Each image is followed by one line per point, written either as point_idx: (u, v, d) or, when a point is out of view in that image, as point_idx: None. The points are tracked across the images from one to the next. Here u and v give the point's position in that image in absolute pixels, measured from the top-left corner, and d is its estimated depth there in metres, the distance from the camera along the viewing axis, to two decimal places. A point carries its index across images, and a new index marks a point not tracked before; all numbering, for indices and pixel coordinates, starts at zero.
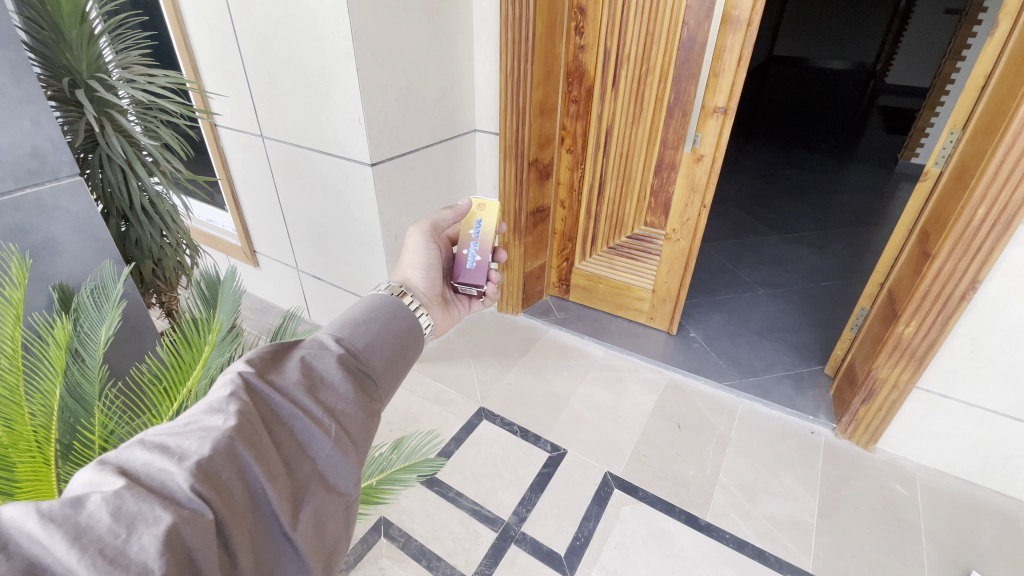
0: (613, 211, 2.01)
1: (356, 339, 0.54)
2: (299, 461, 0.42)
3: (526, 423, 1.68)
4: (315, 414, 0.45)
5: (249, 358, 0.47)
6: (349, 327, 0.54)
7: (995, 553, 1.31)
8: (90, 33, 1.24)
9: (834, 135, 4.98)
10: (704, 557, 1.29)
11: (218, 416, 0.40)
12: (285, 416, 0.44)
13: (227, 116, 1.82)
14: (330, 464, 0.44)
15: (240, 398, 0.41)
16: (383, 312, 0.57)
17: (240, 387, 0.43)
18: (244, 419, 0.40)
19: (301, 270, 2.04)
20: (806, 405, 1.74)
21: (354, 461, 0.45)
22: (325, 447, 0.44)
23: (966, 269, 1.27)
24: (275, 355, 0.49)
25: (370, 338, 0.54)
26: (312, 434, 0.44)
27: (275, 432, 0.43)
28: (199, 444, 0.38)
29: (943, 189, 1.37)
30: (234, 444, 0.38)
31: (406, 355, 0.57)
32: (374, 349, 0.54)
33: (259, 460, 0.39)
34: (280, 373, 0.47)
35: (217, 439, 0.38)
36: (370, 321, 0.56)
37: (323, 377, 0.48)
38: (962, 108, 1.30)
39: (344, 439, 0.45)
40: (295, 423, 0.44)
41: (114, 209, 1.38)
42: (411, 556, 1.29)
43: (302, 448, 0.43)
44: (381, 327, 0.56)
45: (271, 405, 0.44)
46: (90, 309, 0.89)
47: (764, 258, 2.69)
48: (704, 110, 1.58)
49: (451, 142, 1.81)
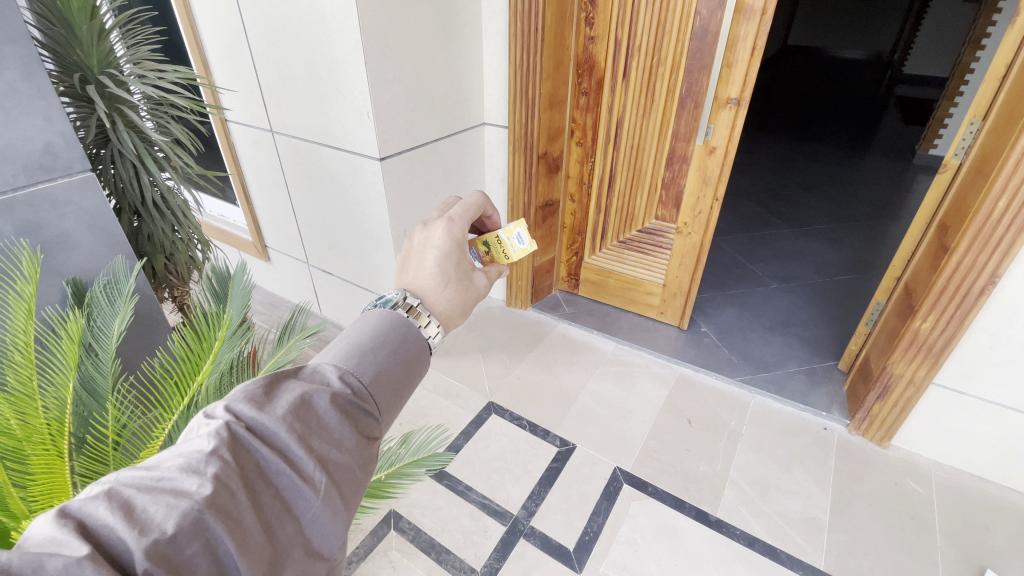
0: (623, 204, 1.98)
1: (363, 370, 0.49)
2: (282, 522, 0.39)
3: (534, 418, 1.68)
4: (303, 469, 0.41)
5: (236, 400, 0.42)
6: (354, 358, 0.50)
7: (1012, 552, 1.29)
8: (100, 28, 1.25)
9: (850, 126, 4.89)
10: (714, 554, 1.28)
11: (193, 479, 0.36)
12: (270, 471, 0.40)
13: (236, 111, 1.83)
14: (315, 526, 0.41)
15: (219, 458, 0.38)
16: (393, 337, 0.52)
17: (222, 442, 0.38)
18: (219, 486, 0.36)
19: (311, 264, 2.05)
20: (819, 401, 1.71)
21: (342, 521, 0.42)
22: (312, 507, 0.40)
23: (985, 263, 1.23)
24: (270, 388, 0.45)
25: (376, 371, 0.50)
26: (298, 492, 0.40)
27: (257, 491, 0.39)
28: (166, 514, 0.34)
29: (961, 181, 1.33)
30: (205, 517, 0.35)
31: (410, 385, 0.53)
32: (380, 382, 0.50)
33: (234, 531, 0.36)
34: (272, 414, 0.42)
35: (185, 512, 0.34)
36: (378, 348, 0.51)
37: (320, 421, 0.44)
38: (982, 98, 1.26)
39: (334, 497, 0.41)
40: (280, 480, 0.40)
41: (126, 205, 1.39)
42: (421, 549, 1.30)
43: (286, 508, 0.40)
44: (390, 356, 0.51)
45: (256, 459, 0.40)
46: (103, 304, 0.90)
47: (776, 252, 2.66)
48: (717, 102, 1.56)
49: (460, 135, 1.80)
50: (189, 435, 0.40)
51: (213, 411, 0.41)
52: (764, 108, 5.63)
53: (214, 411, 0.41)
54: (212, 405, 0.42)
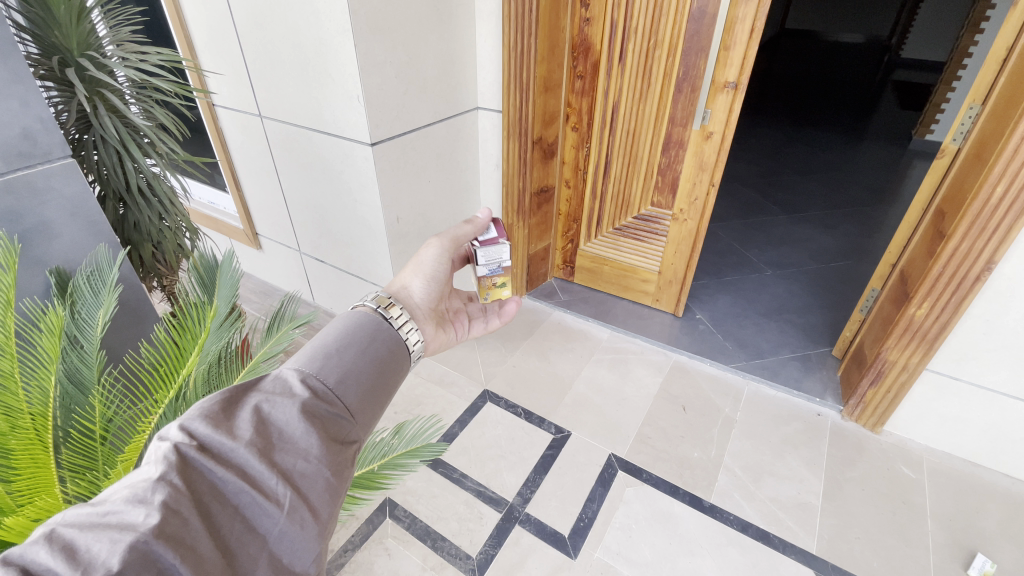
0: (619, 191, 1.96)
1: (327, 375, 0.52)
2: (244, 542, 0.40)
3: (530, 405, 1.68)
4: (264, 485, 0.42)
5: (189, 420, 0.44)
6: (318, 361, 0.52)
7: (1001, 536, 1.31)
8: (80, 8, 1.20)
9: (847, 111, 4.86)
10: (708, 539, 1.29)
11: (139, 509, 0.37)
12: (228, 491, 0.41)
13: (224, 95, 1.78)
14: (283, 541, 0.41)
15: (167, 483, 0.39)
16: (359, 339, 0.56)
17: (172, 467, 0.39)
18: (168, 514, 0.37)
19: (303, 253, 2.02)
20: (812, 387, 1.72)
21: (314, 533, 0.42)
22: (277, 522, 0.41)
23: (982, 249, 1.23)
24: (226, 406, 0.46)
25: (342, 372, 0.53)
26: (261, 509, 0.41)
27: (214, 514, 0.40)
28: (110, 550, 0.35)
29: (960, 166, 1.32)
30: (153, 547, 0.35)
31: (385, 379, 0.57)
32: (347, 383, 0.52)
33: (188, 558, 0.36)
34: (229, 432, 0.44)
35: (131, 545, 0.35)
36: (343, 349, 0.55)
37: (280, 433, 0.46)
38: (982, 81, 1.25)
39: (299, 509, 0.43)
40: (240, 498, 0.41)
41: (111, 192, 1.36)
42: (416, 536, 1.30)
43: (250, 527, 0.41)
44: (357, 355, 0.55)
45: (212, 480, 0.41)
46: (86, 293, 0.88)
47: (772, 238, 2.65)
48: (714, 85, 1.53)
49: (453, 120, 1.76)
50: (142, 464, 0.41)
51: (165, 434, 0.42)
52: (761, 93, 5.58)
53: (165, 433, 0.42)
54: (165, 427, 0.43)
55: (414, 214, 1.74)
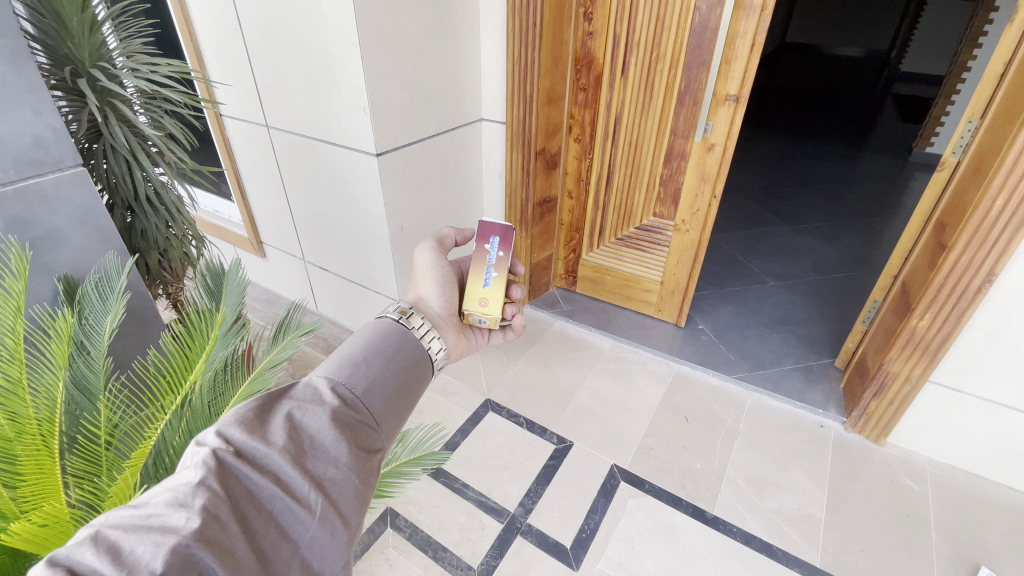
0: (621, 202, 1.97)
1: (354, 384, 0.54)
2: (278, 547, 0.41)
3: (532, 415, 1.67)
4: (297, 491, 0.44)
5: (225, 426, 0.45)
6: (347, 370, 0.55)
7: (1007, 550, 1.29)
8: (92, 20, 1.22)
9: (847, 124, 4.90)
10: (711, 551, 1.29)
11: (181, 513, 0.38)
12: (263, 497, 0.43)
13: (230, 106, 1.81)
14: (314, 547, 0.43)
15: (207, 488, 0.40)
16: (384, 349, 0.59)
17: (211, 471, 0.41)
18: (208, 518, 0.38)
19: (307, 261, 2.03)
20: (815, 399, 1.72)
21: (343, 540, 0.44)
22: (309, 529, 0.43)
23: (983, 260, 1.23)
24: (259, 413, 0.48)
25: (368, 382, 0.55)
26: (294, 515, 0.43)
27: (249, 518, 0.41)
28: (154, 552, 0.35)
29: (960, 179, 1.33)
30: (194, 551, 0.36)
31: (407, 389, 0.59)
32: (373, 392, 0.55)
33: (226, 562, 0.37)
34: (263, 439, 0.46)
35: (174, 548, 0.36)
36: (371, 358, 0.58)
37: (311, 441, 0.48)
38: (980, 96, 1.26)
39: (330, 515, 0.44)
40: (274, 504, 0.43)
41: (119, 201, 1.37)
42: (417, 547, 1.29)
43: (283, 532, 0.42)
44: (382, 364, 0.58)
45: (247, 486, 0.43)
46: (94, 300, 0.90)
47: (773, 249, 2.66)
48: (716, 98, 1.55)
49: (457, 131, 1.79)
50: (179, 468, 0.42)
51: (202, 440, 0.44)
52: (762, 105, 5.63)
53: (203, 439, 0.43)
54: (202, 433, 0.44)
55: (418, 223, 1.76)
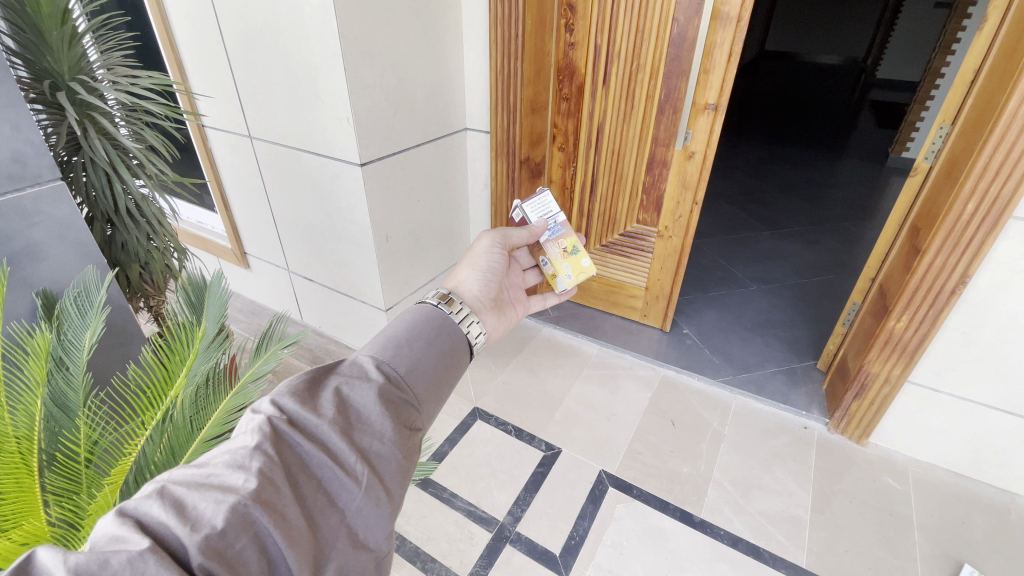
0: (605, 209, 1.97)
1: (397, 363, 0.55)
2: (326, 515, 0.42)
3: (520, 422, 1.68)
4: (344, 462, 0.44)
5: (279, 396, 0.47)
6: (391, 350, 0.56)
7: (987, 546, 1.32)
8: (72, 33, 1.21)
9: (826, 130, 5.01)
10: (699, 554, 1.30)
11: (239, 474, 0.40)
12: (313, 465, 0.44)
13: (213, 117, 1.80)
14: (359, 517, 0.43)
15: (263, 452, 0.41)
16: (427, 330, 0.59)
17: (266, 437, 0.42)
18: (264, 481, 0.40)
19: (292, 271, 2.02)
20: (799, 400, 1.75)
21: (386, 512, 0.44)
22: (356, 498, 0.43)
23: (956, 263, 1.27)
24: (310, 386, 0.49)
25: (411, 362, 0.56)
26: (342, 484, 0.43)
27: (301, 485, 0.42)
28: (215, 509, 0.37)
29: (931, 184, 1.37)
30: (251, 510, 0.38)
31: (448, 372, 0.59)
32: (415, 372, 0.55)
33: (280, 523, 0.38)
34: (314, 410, 0.46)
35: (233, 506, 0.37)
36: (413, 340, 0.58)
37: (358, 414, 0.48)
38: (950, 103, 1.31)
39: (375, 488, 0.44)
40: (323, 472, 0.44)
41: (99, 213, 1.36)
42: (405, 558, 1.28)
43: (331, 500, 0.43)
44: (425, 345, 0.58)
45: (299, 454, 0.44)
46: (73, 315, 0.88)
47: (756, 254, 2.70)
48: (695, 107, 1.60)
49: (442, 140, 1.80)
50: (236, 434, 0.43)
51: (258, 407, 0.45)
52: (743, 112, 5.73)
53: (259, 407, 0.45)
54: (257, 401, 0.45)
55: (403, 233, 1.76)
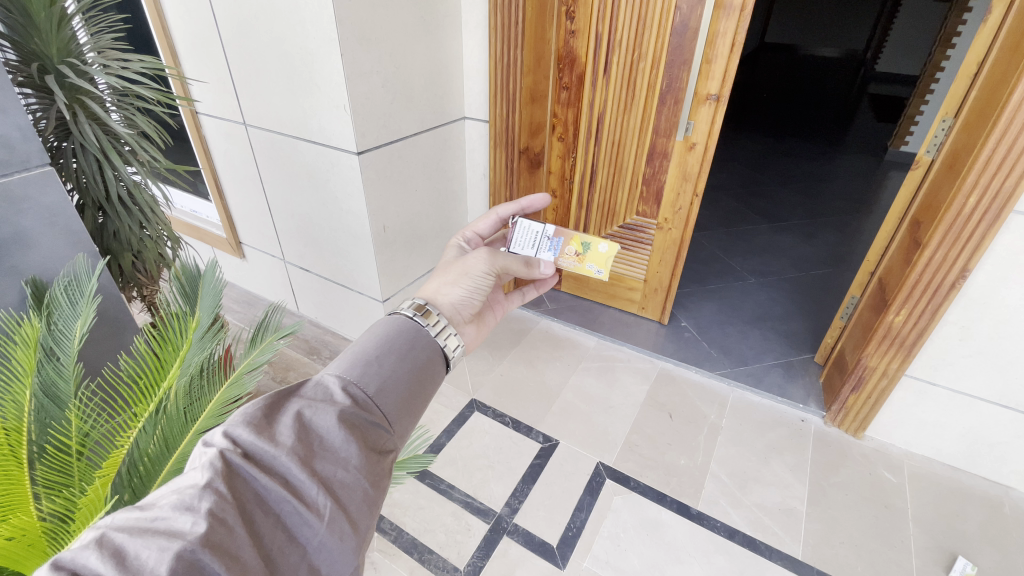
0: (605, 200, 1.94)
1: (366, 383, 0.53)
2: (285, 552, 0.40)
3: (517, 414, 1.67)
4: (305, 494, 0.42)
5: (234, 426, 0.44)
6: (359, 368, 0.54)
7: (981, 538, 1.33)
8: (61, 15, 1.17)
9: (825, 122, 5.00)
10: (696, 546, 1.30)
11: (186, 517, 0.37)
12: (271, 499, 0.42)
13: (207, 103, 1.76)
14: (321, 552, 0.41)
15: (213, 491, 0.39)
16: (398, 346, 0.58)
17: (218, 474, 0.40)
18: (213, 523, 0.37)
19: (288, 261, 2.00)
20: (795, 393, 1.75)
21: (352, 545, 0.42)
22: (317, 533, 0.41)
23: (957, 257, 1.27)
24: (268, 412, 0.47)
25: (381, 381, 0.54)
26: (301, 518, 0.41)
27: (257, 521, 0.40)
28: (158, 558, 0.35)
29: (934, 177, 1.36)
30: (199, 556, 0.36)
31: (420, 387, 0.58)
32: (385, 391, 0.54)
33: (232, 567, 0.36)
34: (272, 440, 0.44)
35: (177, 553, 0.35)
36: (383, 357, 0.56)
37: (320, 441, 0.46)
38: (953, 96, 1.30)
39: (338, 519, 0.42)
40: (282, 506, 0.42)
41: (90, 201, 1.33)
42: (403, 549, 1.28)
43: (291, 535, 0.41)
44: (396, 362, 0.56)
45: (255, 488, 0.42)
46: (64, 304, 0.87)
47: (754, 247, 2.70)
48: (697, 97, 1.58)
49: (440, 130, 1.78)
50: (187, 470, 0.41)
51: (211, 441, 0.43)
52: (742, 104, 5.71)
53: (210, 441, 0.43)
54: (210, 434, 0.44)
55: (401, 223, 1.74)
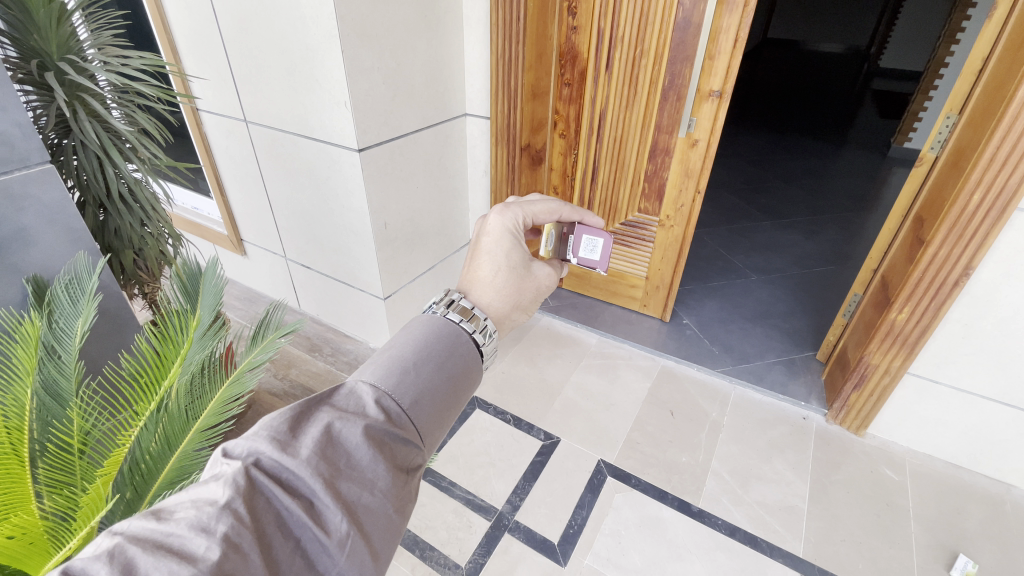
0: (606, 197, 1.94)
1: (401, 394, 0.50)
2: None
3: (519, 412, 1.67)
4: (327, 521, 0.40)
5: (260, 439, 0.42)
6: (396, 376, 0.51)
7: (983, 536, 1.33)
8: (60, 12, 1.17)
9: (828, 119, 4.98)
10: (697, 543, 1.30)
11: (201, 539, 0.36)
12: (291, 522, 0.40)
13: (207, 100, 1.76)
14: None
15: (232, 513, 0.37)
16: (437, 351, 0.54)
17: (238, 493, 0.38)
18: (228, 550, 0.36)
19: (289, 259, 2.00)
20: (797, 391, 1.75)
21: None
22: (336, 563, 0.39)
23: (960, 254, 1.26)
24: (295, 424, 0.44)
25: (417, 392, 0.51)
26: (321, 547, 0.39)
27: (274, 545, 0.38)
28: None
29: (938, 174, 1.35)
30: None
31: (457, 398, 0.55)
32: (420, 405, 0.50)
33: None
34: (298, 456, 0.42)
35: None
36: (421, 365, 0.53)
37: (347, 459, 0.44)
38: (958, 92, 1.28)
39: (359, 550, 0.40)
40: (302, 532, 0.39)
41: (91, 198, 1.33)
42: (405, 545, 1.28)
43: (308, 563, 0.39)
44: (434, 371, 0.53)
45: (276, 509, 0.40)
46: (64, 303, 0.87)
47: (756, 244, 2.69)
48: (699, 94, 1.57)
49: (442, 126, 1.77)
50: (207, 480, 0.40)
51: (235, 452, 0.41)
52: (744, 101, 5.68)
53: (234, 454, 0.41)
54: (234, 444, 0.42)
55: (402, 220, 1.73)
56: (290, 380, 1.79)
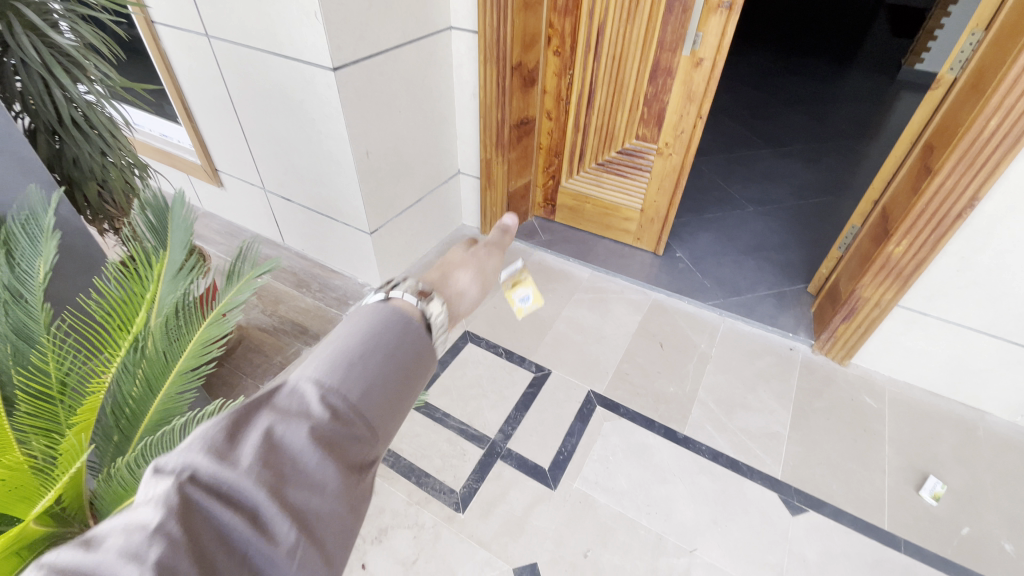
0: (603, 123, 1.85)
1: (352, 381, 0.42)
2: None
3: (510, 346, 1.68)
4: (270, 541, 0.34)
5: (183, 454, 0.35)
6: (343, 363, 0.42)
7: (952, 458, 1.40)
8: None
9: (838, 37, 4.67)
10: (681, 467, 1.35)
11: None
12: (229, 547, 0.34)
13: (161, 10, 1.57)
14: None
15: (157, 542, 0.31)
16: (391, 333, 0.46)
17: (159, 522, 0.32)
18: None
19: (269, 190, 1.90)
20: (785, 323, 1.76)
21: None
22: None
23: (968, 183, 1.21)
24: (226, 432, 0.37)
25: (370, 377, 0.43)
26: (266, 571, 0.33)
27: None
28: None
29: (955, 97, 1.26)
30: None
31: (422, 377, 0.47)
32: (376, 390, 0.43)
33: None
34: (229, 469, 0.35)
35: None
36: (372, 348, 0.44)
37: (293, 465, 0.37)
38: (989, 3, 1.16)
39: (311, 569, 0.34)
40: (241, 556, 0.33)
41: (42, 124, 1.22)
42: (401, 473, 1.32)
43: None
44: (387, 353, 0.45)
45: (210, 534, 0.34)
46: (21, 241, 0.81)
47: (755, 174, 2.60)
48: (708, 5, 1.41)
49: (424, 42, 1.61)
50: (124, 511, 0.33)
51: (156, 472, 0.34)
52: (751, 16, 5.29)
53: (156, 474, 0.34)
54: (157, 462, 0.35)
55: (385, 148, 1.63)
56: (279, 316, 1.77)
